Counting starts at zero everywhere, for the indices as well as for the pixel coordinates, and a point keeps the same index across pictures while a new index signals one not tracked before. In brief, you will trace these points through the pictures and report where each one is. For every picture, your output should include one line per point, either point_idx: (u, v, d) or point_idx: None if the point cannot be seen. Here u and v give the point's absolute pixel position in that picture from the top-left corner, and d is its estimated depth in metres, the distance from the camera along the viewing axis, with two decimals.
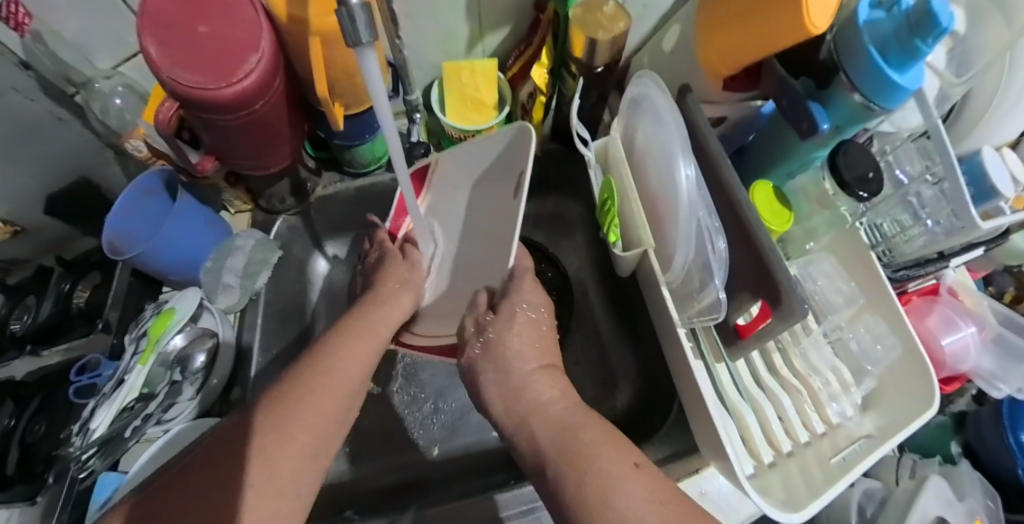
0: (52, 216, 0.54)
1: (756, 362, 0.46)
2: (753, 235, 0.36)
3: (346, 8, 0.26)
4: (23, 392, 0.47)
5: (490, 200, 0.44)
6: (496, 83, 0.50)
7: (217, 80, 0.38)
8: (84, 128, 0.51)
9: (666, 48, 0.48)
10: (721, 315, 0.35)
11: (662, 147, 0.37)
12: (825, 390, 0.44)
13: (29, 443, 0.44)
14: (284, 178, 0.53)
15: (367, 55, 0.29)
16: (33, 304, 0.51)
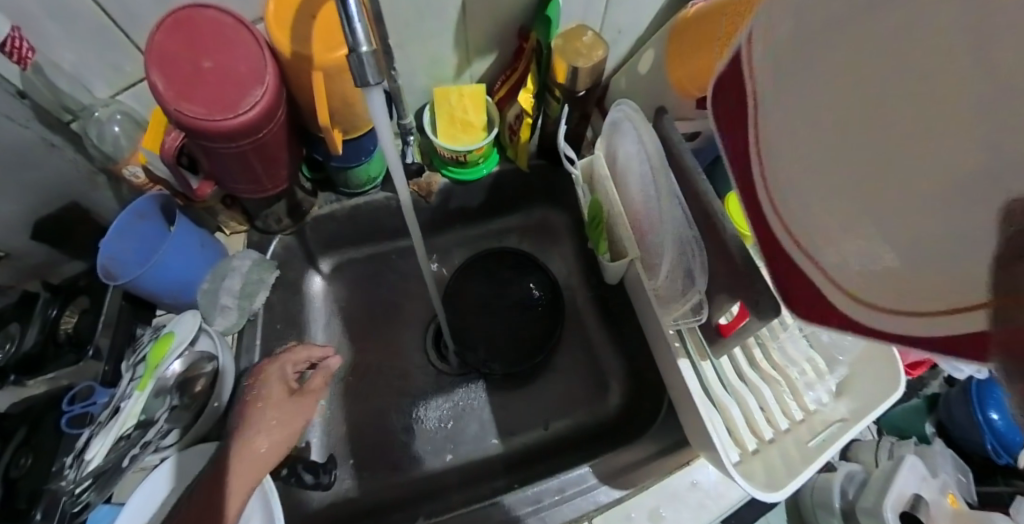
0: (39, 240, 0.53)
1: (739, 357, 0.44)
2: None
3: (356, 55, 0.31)
4: (5, 424, 0.43)
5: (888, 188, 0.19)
6: (484, 105, 0.53)
7: (222, 112, 0.41)
8: (75, 154, 0.53)
9: (642, 71, 0.53)
10: (704, 316, 0.38)
11: (642, 168, 0.41)
12: (801, 378, 0.43)
13: (14, 478, 0.41)
14: (281, 199, 0.53)
15: (374, 95, 0.35)
16: (15, 332, 0.49)
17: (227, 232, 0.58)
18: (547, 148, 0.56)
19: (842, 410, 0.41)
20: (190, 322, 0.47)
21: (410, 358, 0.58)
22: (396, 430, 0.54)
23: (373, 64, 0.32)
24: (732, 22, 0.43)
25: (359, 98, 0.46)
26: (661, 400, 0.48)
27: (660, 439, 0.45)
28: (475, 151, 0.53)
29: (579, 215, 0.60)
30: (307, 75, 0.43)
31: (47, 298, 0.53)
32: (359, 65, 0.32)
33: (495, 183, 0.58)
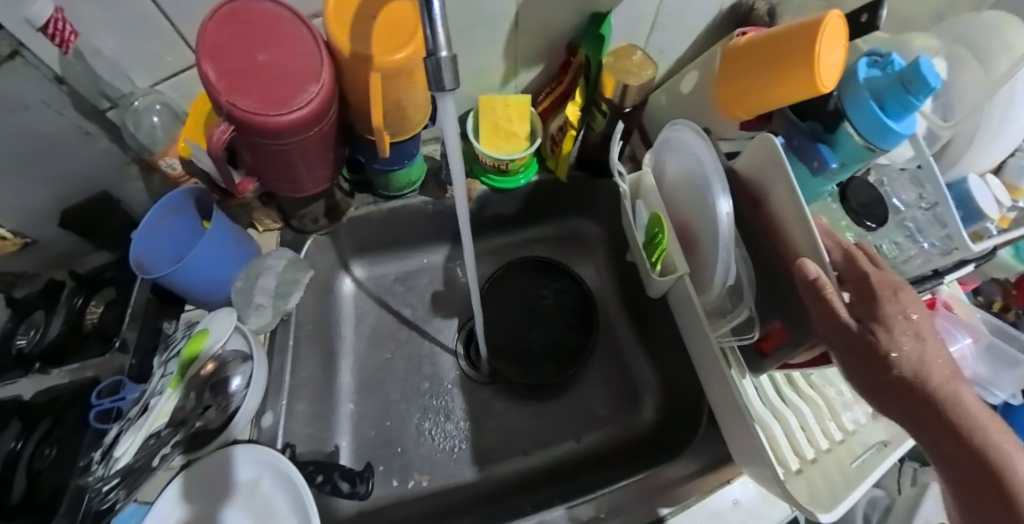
0: (66, 228, 0.54)
1: (779, 378, 0.46)
2: None
3: (435, 58, 0.31)
4: (31, 415, 0.43)
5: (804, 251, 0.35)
6: (528, 116, 0.53)
7: (277, 108, 0.40)
8: (110, 144, 0.52)
9: (684, 91, 0.55)
10: (756, 333, 0.39)
11: (691, 182, 0.42)
12: (838, 398, 0.45)
13: (37, 471, 0.41)
14: (319, 199, 0.53)
15: (447, 101, 0.34)
16: (41, 320, 0.48)
17: (259, 229, 0.57)
18: (586, 160, 0.57)
19: (880, 433, 0.42)
20: (227, 320, 0.46)
21: (441, 365, 0.57)
22: (427, 436, 0.53)
23: (450, 68, 0.32)
24: (783, 48, 0.44)
25: (411, 101, 0.46)
26: (700, 415, 0.48)
27: (700, 456, 0.45)
28: (517, 160, 0.53)
29: (613, 227, 0.60)
30: (365, 75, 0.42)
31: (72, 286, 0.51)
32: (439, 70, 0.31)
33: (532, 192, 0.59)
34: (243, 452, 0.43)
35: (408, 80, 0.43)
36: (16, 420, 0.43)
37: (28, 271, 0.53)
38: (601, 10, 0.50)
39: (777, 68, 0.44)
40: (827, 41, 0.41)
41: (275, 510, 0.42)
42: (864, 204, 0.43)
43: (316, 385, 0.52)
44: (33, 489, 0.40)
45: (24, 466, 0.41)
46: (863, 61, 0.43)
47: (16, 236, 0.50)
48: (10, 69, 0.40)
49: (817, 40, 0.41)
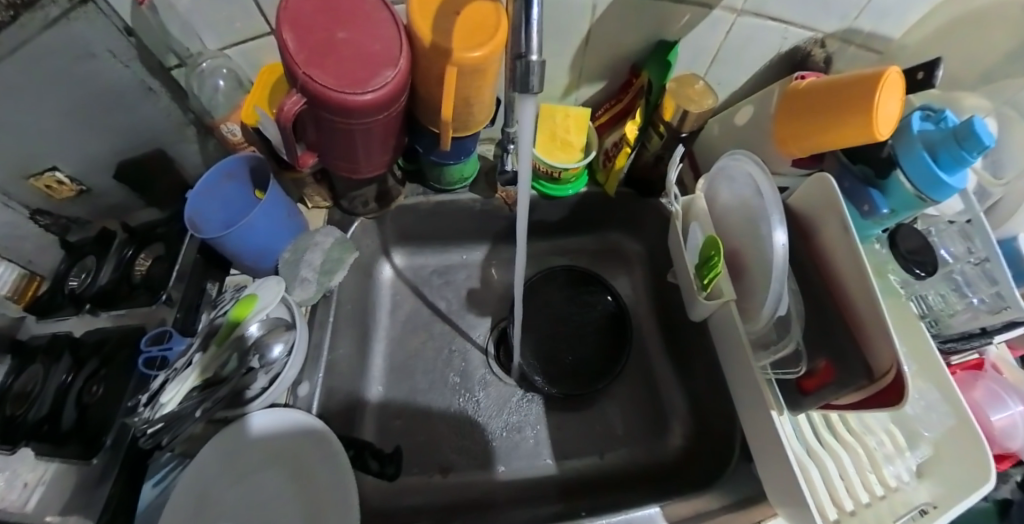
0: (121, 181, 0.57)
1: (815, 418, 0.46)
2: (850, 300, 0.40)
3: (525, 62, 0.33)
4: (83, 352, 0.48)
5: (858, 285, 0.39)
6: (585, 128, 0.55)
7: (353, 87, 0.40)
8: (170, 104, 0.54)
9: (739, 122, 0.57)
10: (805, 365, 0.42)
11: (748, 212, 0.45)
12: (879, 450, 0.42)
13: (85, 404, 0.45)
14: (373, 184, 0.54)
15: (527, 103, 0.35)
16: (94, 265, 0.56)
17: (308, 206, 0.58)
18: (634, 178, 0.58)
19: (925, 494, 0.40)
20: (274, 288, 0.47)
21: (471, 361, 0.57)
22: (451, 429, 0.53)
23: (539, 73, 0.33)
24: (847, 91, 0.45)
25: (479, 100, 0.46)
26: (733, 445, 0.48)
27: (733, 490, 0.45)
28: (569, 170, 0.54)
29: (654, 245, 0.62)
30: (440, 67, 0.42)
31: (123, 238, 0.58)
32: (528, 71, 0.32)
33: (579, 202, 0.60)
34: (274, 421, 0.44)
35: (481, 78, 0.44)
36: (67, 350, 0.47)
37: (82, 217, 0.56)
38: (668, 39, 0.53)
39: (837, 111, 0.46)
40: (887, 91, 0.42)
41: (315, 472, 0.44)
42: (914, 251, 0.43)
43: (350, 364, 0.53)
44: (81, 421, 0.44)
45: (73, 399, 0.45)
46: (916, 114, 0.45)
47: (74, 183, 0.52)
48: (82, 15, 0.42)
49: (879, 86, 0.42)
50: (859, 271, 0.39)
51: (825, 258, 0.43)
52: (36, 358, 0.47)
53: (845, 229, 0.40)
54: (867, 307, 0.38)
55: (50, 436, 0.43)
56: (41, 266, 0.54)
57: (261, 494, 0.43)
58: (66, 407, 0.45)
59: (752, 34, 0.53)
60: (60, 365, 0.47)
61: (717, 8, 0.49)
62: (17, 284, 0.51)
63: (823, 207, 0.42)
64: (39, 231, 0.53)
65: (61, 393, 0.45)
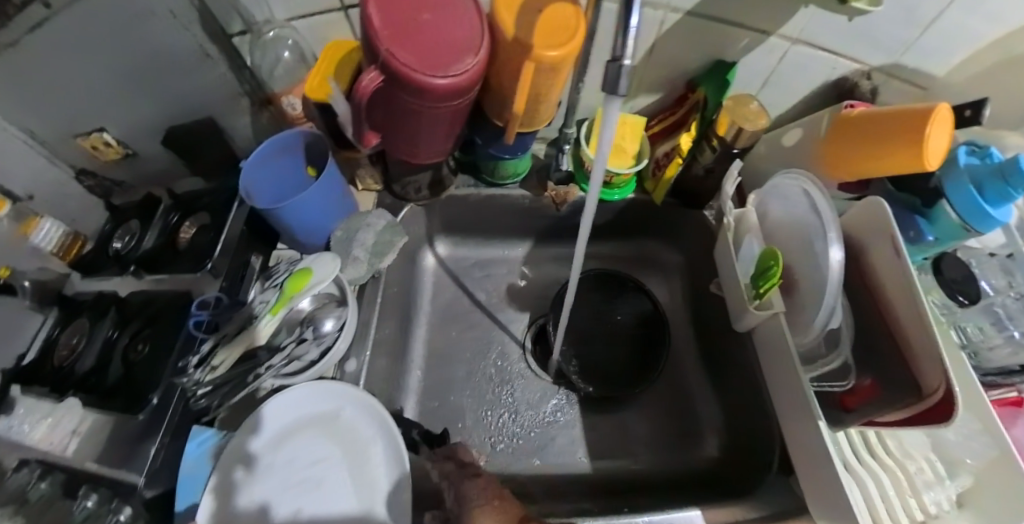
0: (167, 147, 0.56)
1: (855, 439, 0.46)
2: (899, 321, 0.41)
3: (617, 65, 0.32)
4: (130, 312, 0.50)
5: (907, 306, 0.40)
6: (639, 136, 0.57)
7: (433, 71, 0.40)
8: (226, 70, 0.54)
9: (786, 144, 0.59)
10: (853, 380, 0.45)
11: (800, 229, 0.46)
12: (919, 475, 0.43)
13: (130, 361, 0.47)
14: (428, 170, 0.54)
15: (611, 104, 0.35)
16: (138, 228, 0.56)
17: (358, 188, 0.58)
18: (681, 189, 0.59)
19: None
20: (331, 265, 0.47)
21: (506, 354, 0.58)
22: (485, 420, 0.54)
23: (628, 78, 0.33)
24: (906, 121, 0.46)
25: (548, 98, 0.46)
26: (771, 457, 0.49)
27: (769, 502, 0.46)
28: (621, 175, 0.55)
29: (692, 256, 0.63)
30: (518, 62, 0.42)
31: (168, 205, 0.58)
32: (619, 76, 0.32)
33: (625, 207, 0.61)
34: (315, 391, 0.45)
35: (557, 76, 0.43)
36: (112, 307, 0.50)
37: (125, 182, 0.57)
38: (726, 60, 0.55)
39: (889, 140, 0.47)
40: (938, 125, 0.44)
41: (359, 434, 0.44)
42: (955, 280, 0.47)
43: (394, 347, 0.54)
44: (126, 377, 0.46)
45: (119, 354, 0.48)
46: (962, 147, 0.47)
47: (120, 145, 0.52)
48: None
49: (930, 122, 0.44)
50: (908, 290, 0.40)
51: (876, 279, 0.44)
52: (82, 313, 0.50)
53: (896, 251, 0.41)
54: (917, 328, 0.39)
55: (94, 388, 0.45)
56: (84, 226, 0.55)
57: (307, 459, 0.43)
58: (112, 363, 0.47)
59: (805, 61, 0.55)
60: (107, 322, 0.49)
61: (775, 35, 0.52)
62: (61, 242, 0.51)
63: (874, 228, 0.44)
64: (82, 191, 0.53)
65: (107, 348, 0.48)
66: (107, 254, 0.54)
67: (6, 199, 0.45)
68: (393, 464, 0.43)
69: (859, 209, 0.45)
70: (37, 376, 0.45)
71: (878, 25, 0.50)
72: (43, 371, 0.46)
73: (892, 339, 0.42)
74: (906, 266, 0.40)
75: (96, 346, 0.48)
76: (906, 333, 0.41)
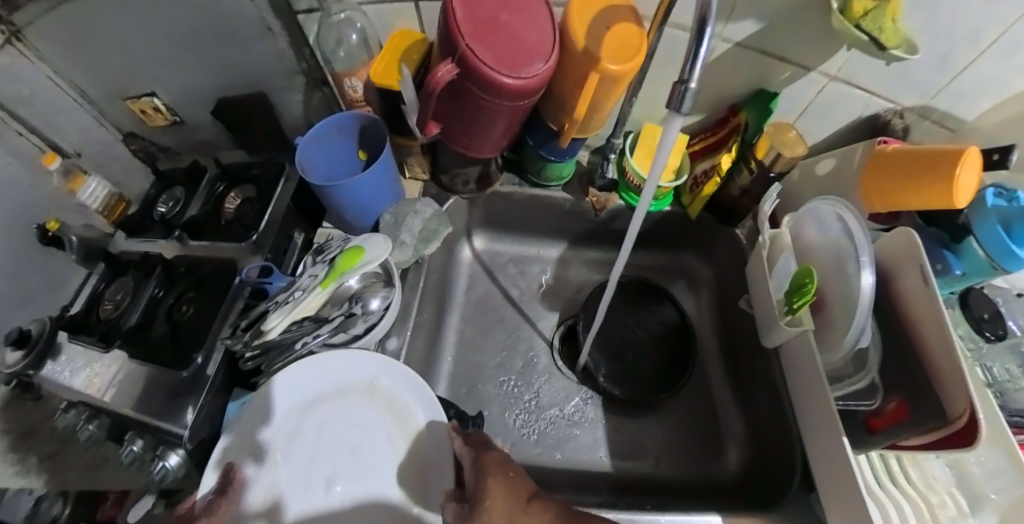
0: (215, 117, 0.61)
1: (880, 464, 0.49)
2: (929, 349, 0.43)
3: (686, 87, 0.33)
4: (177, 274, 0.54)
5: (938, 334, 0.42)
6: (681, 153, 0.59)
7: (505, 70, 0.42)
8: (287, 47, 0.53)
9: (820, 172, 0.61)
10: (878, 402, 0.47)
11: (835, 252, 0.48)
12: (943, 510, 0.45)
13: (175, 320, 0.51)
14: (478, 165, 0.56)
15: (674, 122, 0.36)
16: (182, 196, 0.62)
17: (406, 175, 0.60)
18: (716, 206, 0.62)
19: None
20: (382, 246, 0.48)
21: (535, 349, 0.60)
22: (510, 412, 0.56)
23: (693, 99, 0.34)
24: (940, 157, 0.49)
25: (606, 108, 0.48)
26: (792, 474, 0.49)
27: (788, 515, 0.47)
28: (660, 188, 0.58)
29: (721, 272, 0.65)
30: (584, 71, 0.44)
31: (215, 174, 0.63)
32: (683, 97, 0.33)
33: (660, 219, 0.65)
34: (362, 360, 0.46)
35: (619, 88, 0.45)
36: (157, 266, 0.55)
37: (169, 147, 0.66)
38: (770, 88, 0.57)
39: (923, 175, 0.50)
40: (968, 165, 0.47)
41: (396, 402, 0.46)
42: (986, 317, 0.48)
43: (429, 332, 0.55)
44: (172, 333, 0.50)
45: (164, 312, 0.52)
46: (991, 188, 0.49)
47: (167, 112, 0.60)
48: None
49: (960, 161, 0.47)
50: (937, 317, 0.42)
51: (907, 307, 0.46)
52: (128, 270, 0.56)
53: (926, 282, 0.43)
54: (947, 356, 0.41)
55: (143, 342, 0.49)
56: (133, 190, 0.61)
57: (342, 425, 0.45)
58: (158, 319, 0.51)
59: (843, 98, 0.58)
60: (155, 280, 0.54)
61: (815, 71, 0.54)
62: (106, 201, 0.59)
63: (906, 257, 0.46)
64: (127, 153, 0.63)
65: (153, 304, 0.53)
66: (156, 218, 0.60)
67: (56, 152, 0.55)
68: (429, 432, 0.45)
69: (893, 238, 0.47)
70: (84, 327, 0.52)
71: (912, 67, 0.53)
72: (91, 322, 0.53)
73: (923, 366, 0.44)
74: (935, 296, 0.42)
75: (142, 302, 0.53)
76: (937, 360, 0.42)
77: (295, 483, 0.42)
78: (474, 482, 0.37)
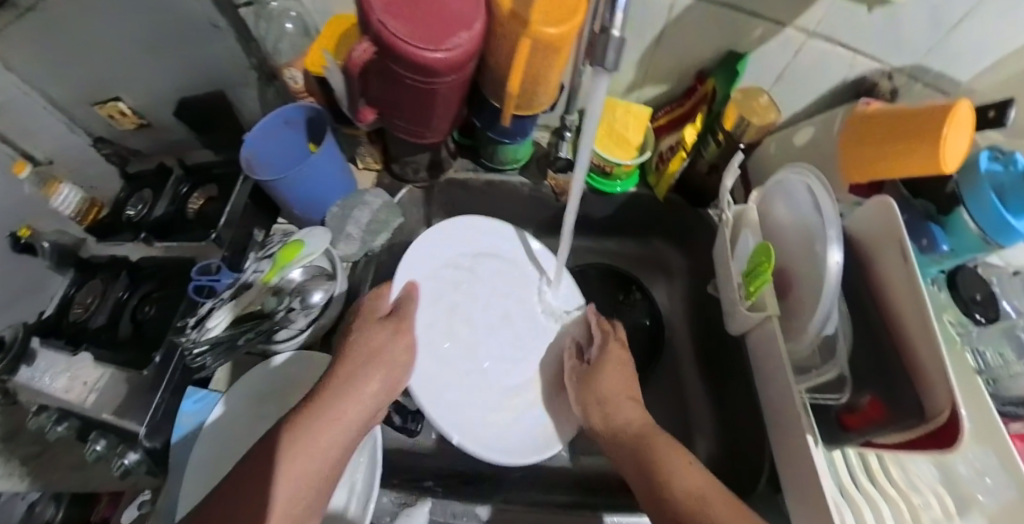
0: (179, 118, 0.60)
1: (853, 462, 0.46)
2: (908, 336, 0.38)
3: (606, 36, 0.30)
4: (142, 275, 0.56)
5: (916, 314, 0.37)
6: (644, 128, 0.56)
7: (424, 43, 0.39)
8: (236, 42, 0.53)
9: (798, 143, 0.57)
10: (843, 396, 0.42)
11: (805, 229, 0.44)
12: (927, 511, 0.41)
13: (139, 320, 0.52)
14: (427, 151, 0.54)
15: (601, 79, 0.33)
16: (150, 198, 0.61)
17: (359, 166, 0.59)
18: (688, 185, 0.58)
19: None
20: (322, 238, 0.48)
21: None
22: None
23: (618, 51, 0.31)
24: (926, 113, 0.43)
25: (547, 79, 0.45)
26: (762, 469, 0.47)
27: None
28: (623, 167, 0.55)
29: (696, 256, 0.62)
30: (515, 38, 0.41)
31: (179, 174, 0.61)
32: (605, 47, 0.30)
33: (628, 201, 0.60)
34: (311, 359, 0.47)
35: (555, 55, 0.41)
36: (124, 270, 0.56)
37: (140, 150, 0.63)
38: (738, 51, 0.53)
39: (908, 139, 0.43)
40: (956, 127, 0.40)
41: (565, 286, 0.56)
42: (976, 299, 0.44)
43: None
44: (135, 333, 0.51)
45: (129, 313, 0.53)
46: (984, 151, 0.43)
47: (135, 114, 0.57)
48: None
49: (949, 122, 0.40)
50: (913, 297, 0.37)
51: (885, 287, 0.41)
52: (98, 274, 0.57)
53: (902, 258, 0.38)
54: (927, 344, 0.36)
55: (106, 342, 0.51)
56: (101, 194, 0.61)
57: (496, 279, 0.55)
58: (122, 321, 0.52)
59: (821, 60, 0.53)
60: (120, 283, 0.55)
61: (789, 28, 0.49)
62: (80, 207, 0.57)
63: (885, 231, 0.41)
64: (100, 159, 0.60)
65: (119, 306, 0.54)
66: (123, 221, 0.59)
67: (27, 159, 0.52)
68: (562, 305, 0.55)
69: (872, 209, 0.42)
70: (54, 330, 0.52)
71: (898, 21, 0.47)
72: (62, 326, 0.53)
73: (901, 355, 0.39)
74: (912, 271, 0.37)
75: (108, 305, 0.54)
76: (913, 347, 0.37)
77: (459, 328, 0.52)
78: (598, 353, 0.49)
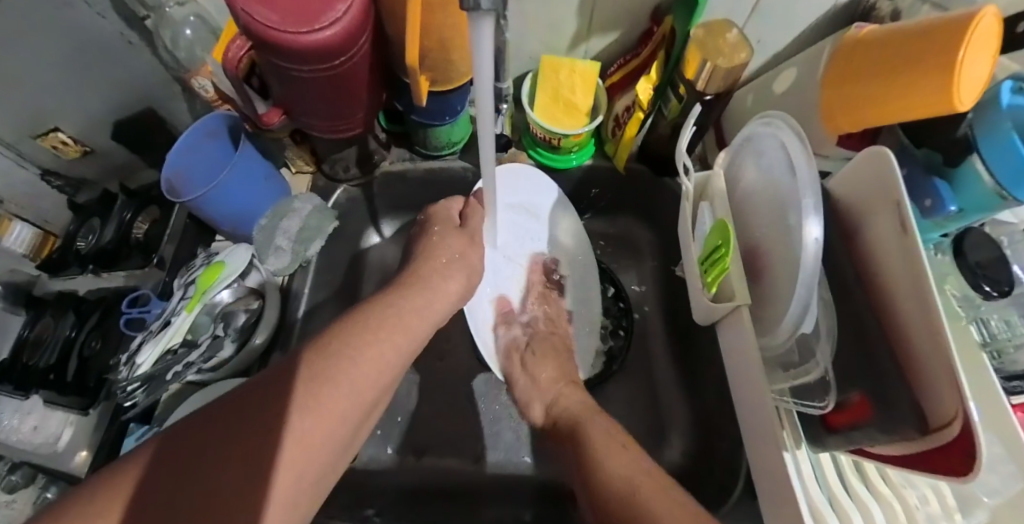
0: (118, 141, 0.55)
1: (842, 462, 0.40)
2: (906, 325, 0.31)
3: None
4: (84, 308, 0.54)
5: (916, 293, 0.30)
6: (594, 87, 0.48)
7: (299, 24, 0.33)
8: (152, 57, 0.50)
9: (778, 89, 0.48)
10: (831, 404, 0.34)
11: (777, 197, 0.36)
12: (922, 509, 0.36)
13: (86, 357, 0.53)
14: (353, 145, 0.49)
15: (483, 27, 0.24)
16: (99, 226, 0.56)
17: (293, 170, 0.55)
18: (650, 154, 0.52)
19: None
20: (244, 253, 0.46)
21: (457, 343, 0.56)
22: (433, 415, 0.53)
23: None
24: (939, 34, 0.33)
25: (459, 45, 0.37)
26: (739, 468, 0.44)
27: None
28: (572, 137, 0.49)
29: (668, 234, 0.56)
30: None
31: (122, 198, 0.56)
32: None
33: (585, 175, 0.56)
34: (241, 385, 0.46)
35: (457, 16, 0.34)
36: (70, 311, 0.54)
37: (90, 176, 0.57)
38: None
39: (909, 68, 0.35)
40: (975, 48, 0.32)
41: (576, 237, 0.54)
42: (983, 264, 0.36)
43: None
44: (82, 370, 0.53)
45: (76, 351, 0.53)
46: (1006, 83, 0.34)
47: (77, 143, 0.51)
48: None
49: (966, 43, 0.32)
50: (913, 273, 0.30)
51: (881, 261, 0.33)
52: (46, 311, 0.54)
53: (902, 227, 0.31)
54: (935, 335, 0.28)
55: (57, 384, 0.51)
56: (54, 224, 0.56)
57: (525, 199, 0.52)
58: (70, 358, 0.52)
59: None
60: (65, 322, 0.53)
61: None
62: (34, 242, 0.53)
63: (880, 192, 0.33)
64: (53, 191, 0.54)
65: (67, 344, 0.52)
66: (69, 253, 0.54)
67: None
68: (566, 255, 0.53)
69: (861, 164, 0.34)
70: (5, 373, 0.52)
71: None
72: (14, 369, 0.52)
73: (896, 350, 0.32)
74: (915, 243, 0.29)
75: (57, 343, 0.52)
76: (921, 338, 0.30)
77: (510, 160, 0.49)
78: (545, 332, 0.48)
